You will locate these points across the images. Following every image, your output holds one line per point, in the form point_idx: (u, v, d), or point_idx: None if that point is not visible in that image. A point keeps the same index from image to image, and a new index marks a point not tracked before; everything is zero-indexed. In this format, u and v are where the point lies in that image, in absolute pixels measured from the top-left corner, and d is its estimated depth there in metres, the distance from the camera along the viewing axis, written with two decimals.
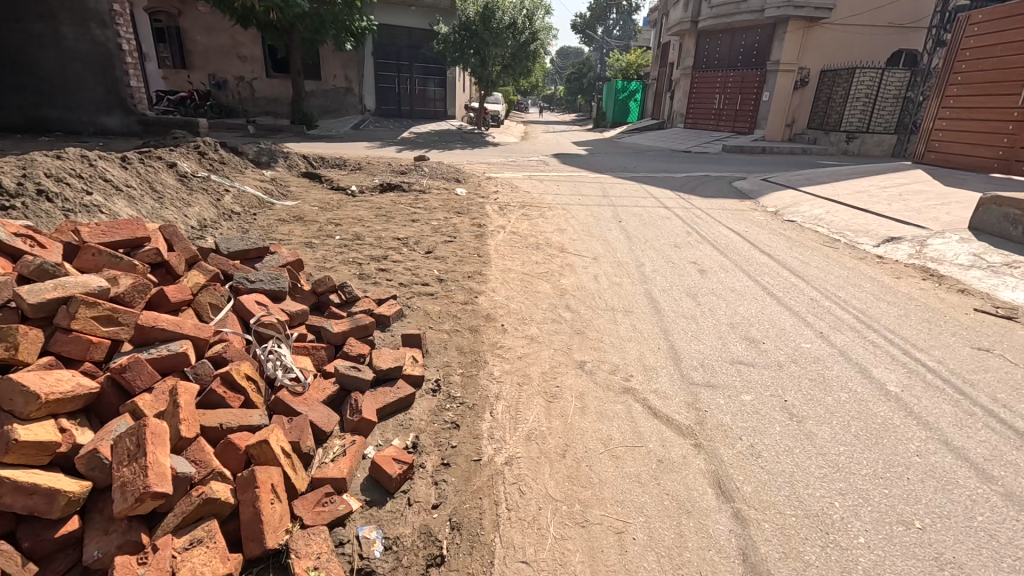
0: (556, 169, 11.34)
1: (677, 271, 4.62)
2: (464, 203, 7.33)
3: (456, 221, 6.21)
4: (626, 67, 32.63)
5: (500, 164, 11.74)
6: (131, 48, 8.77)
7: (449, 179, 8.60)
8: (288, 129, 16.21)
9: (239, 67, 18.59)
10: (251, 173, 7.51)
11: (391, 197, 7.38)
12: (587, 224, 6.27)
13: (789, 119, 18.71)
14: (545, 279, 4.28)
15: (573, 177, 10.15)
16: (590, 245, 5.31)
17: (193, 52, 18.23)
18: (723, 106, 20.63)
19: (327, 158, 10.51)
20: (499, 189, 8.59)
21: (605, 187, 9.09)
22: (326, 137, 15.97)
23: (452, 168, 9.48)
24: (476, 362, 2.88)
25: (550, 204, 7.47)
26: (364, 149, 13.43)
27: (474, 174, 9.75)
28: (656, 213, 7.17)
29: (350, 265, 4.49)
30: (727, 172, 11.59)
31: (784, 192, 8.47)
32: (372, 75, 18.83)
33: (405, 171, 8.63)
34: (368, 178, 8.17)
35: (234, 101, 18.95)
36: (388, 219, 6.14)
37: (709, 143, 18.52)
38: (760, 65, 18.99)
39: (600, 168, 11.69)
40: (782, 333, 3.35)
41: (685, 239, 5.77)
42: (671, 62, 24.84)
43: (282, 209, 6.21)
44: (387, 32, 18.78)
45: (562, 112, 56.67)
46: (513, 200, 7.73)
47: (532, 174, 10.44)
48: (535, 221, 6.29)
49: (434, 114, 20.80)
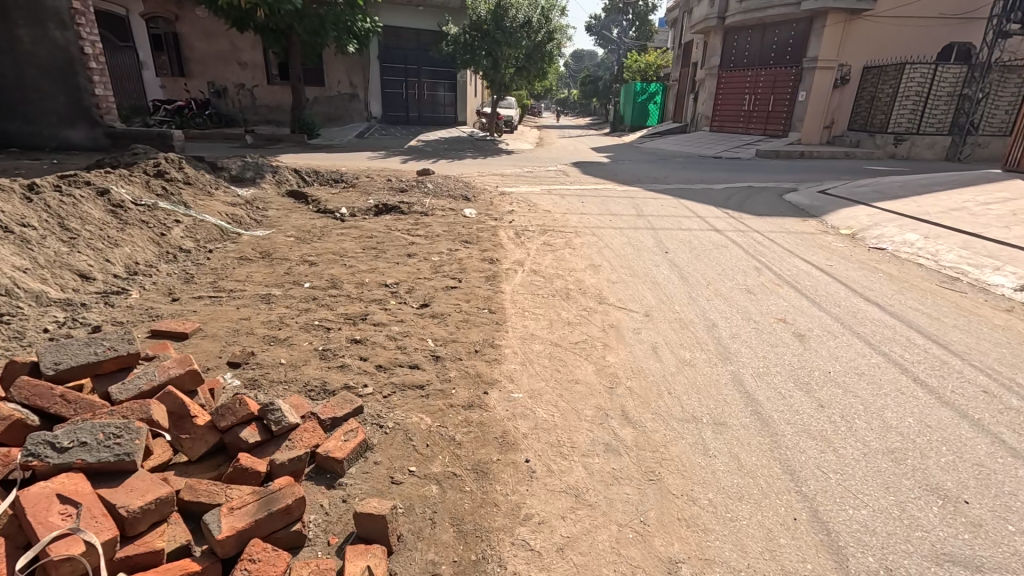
0: (578, 180, 10.08)
1: (764, 336, 3.34)
2: (474, 228, 6.11)
3: (463, 256, 4.99)
4: (645, 67, 31.16)
5: (515, 176, 10.51)
6: (96, 51, 7.70)
7: (457, 197, 7.40)
8: (288, 138, 15.23)
9: (240, 73, 17.69)
10: (224, 194, 6.39)
11: (386, 222, 6.20)
12: (625, 258, 5.01)
13: (828, 120, 17.19)
14: (584, 354, 3.04)
15: (599, 191, 8.90)
16: (636, 292, 4.05)
17: (191, 59, 17.39)
18: (753, 107, 19.18)
19: (321, 173, 9.39)
20: (514, 208, 7.36)
21: (637, 203, 7.83)
22: (328, 147, 14.94)
23: (460, 183, 8.27)
24: (484, 568, 1.63)
25: (577, 227, 6.22)
26: (366, 161, 12.34)
27: (486, 190, 8.54)
28: (706, 238, 5.88)
29: (315, 331, 3.28)
30: (772, 182, 10.21)
31: (853, 207, 7.10)
32: (378, 80, 17.79)
33: (406, 187, 7.46)
34: (362, 198, 7.01)
35: (235, 109, 18.06)
36: (378, 253, 4.93)
37: (740, 147, 17.09)
38: (794, 62, 17.54)
39: (626, 179, 10.42)
40: (983, 476, 2.06)
41: (757, 279, 4.47)
42: (694, 61, 23.48)
43: (250, 240, 5.07)
44: (393, 34, 17.75)
45: (577, 116, 55.46)
46: (532, 222, 6.50)
47: (551, 188, 9.18)
48: (561, 254, 5.04)
49: (444, 120, 19.67)
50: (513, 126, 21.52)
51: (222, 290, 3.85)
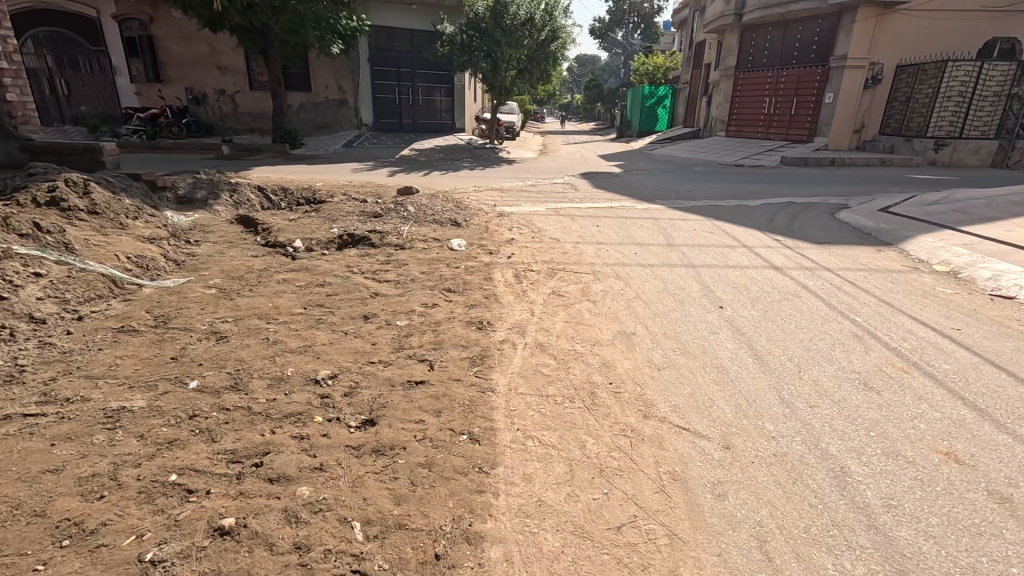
0: (590, 195, 8.69)
1: (944, 504, 1.92)
2: (461, 267, 4.76)
3: (440, 316, 3.61)
4: (653, 70, 29.80)
5: (517, 191, 9.12)
6: (8, 48, 6.15)
7: (444, 224, 6.05)
8: (269, 149, 13.96)
9: (220, 78, 16.46)
10: (146, 225, 5.07)
11: (350, 260, 4.84)
12: (666, 318, 3.61)
13: (858, 123, 15.74)
14: (635, 569, 1.64)
15: (616, 211, 7.52)
16: (696, 392, 2.64)
17: (168, 64, 16.20)
18: (774, 110, 17.78)
19: (289, 190, 8.04)
20: (514, 235, 5.98)
21: (663, 227, 6.45)
22: (312, 157, 13.64)
23: (450, 204, 6.91)
24: None
25: (595, 266, 4.82)
26: (349, 173, 10.95)
27: (481, 211, 7.19)
28: (765, 281, 4.49)
29: (163, 497, 1.90)
30: (814, 196, 8.79)
31: (938, 234, 5.68)
32: (369, 84, 16.50)
33: (383, 210, 6.09)
34: (326, 225, 5.66)
35: (215, 117, 16.80)
36: (322, 316, 3.55)
37: (762, 154, 15.69)
38: (820, 61, 16.15)
39: (643, 192, 9.06)
40: None
41: (867, 358, 3.05)
42: (706, 62, 22.12)
43: (150, 295, 3.72)
44: (385, 36, 16.52)
45: (581, 121, 54.05)
46: (537, 257, 5.12)
47: (560, 206, 7.80)
48: (576, 314, 3.66)
49: (440, 126, 18.36)
50: (514, 133, 20.19)
51: (52, 398, 2.46)
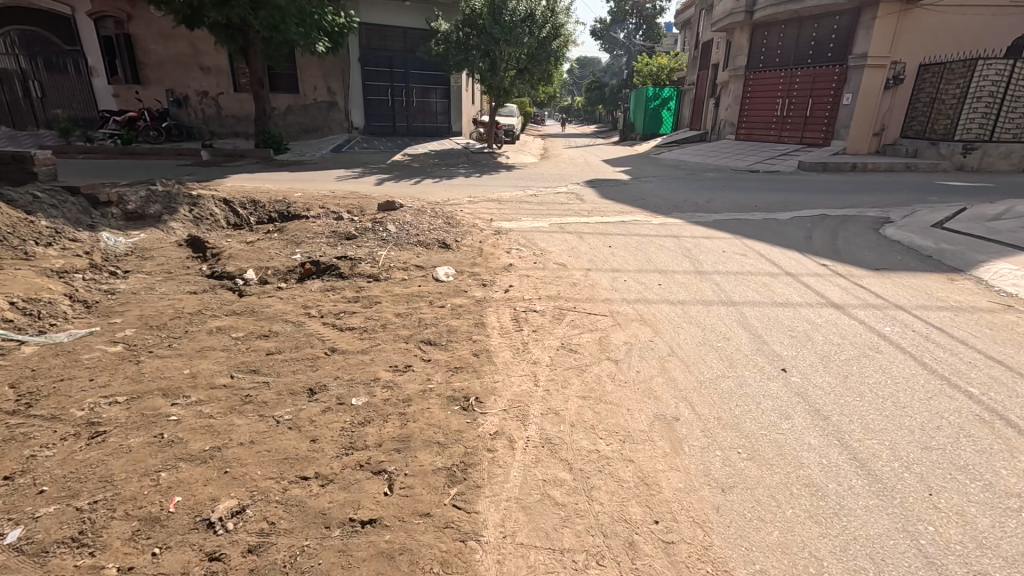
0: (597, 207, 7.80)
1: None
2: (446, 305, 3.85)
3: (412, 390, 2.68)
4: (657, 72, 28.91)
5: (516, 202, 8.22)
6: None
7: (430, 246, 5.14)
8: (251, 155, 13.07)
9: (202, 80, 15.58)
10: (61, 252, 4.16)
11: (309, 297, 3.94)
12: (716, 392, 2.69)
13: (878, 126, 14.85)
14: None
15: (628, 227, 6.61)
16: (791, 547, 1.72)
17: (147, 64, 15.32)
18: (787, 111, 16.91)
19: (258, 203, 7.13)
20: (512, 259, 5.07)
21: (686, 247, 5.55)
22: (296, 164, 12.75)
23: (439, 221, 6.03)
24: None
25: (613, 305, 3.90)
26: (332, 182, 10.03)
27: (474, 227, 6.30)
28: (828, 325, 3.56)
29: None
30: (848, 208, 7.89)
31: (1018, 258, 4.77)
32: (360, 85, 15.64)
33: (358, 229, 5.20)
34: (287, 249, 4.75)
35: (197, 120, 15.92)
36: (251, 391, 2.62)
37: (777, 158, 14.80)
38: (837, 60, 15.28)
39: (656, 203, 8.18)
40: None
41: (1018, 466, 2.13)
42: (714, 63, 21.27)
43: (28, 358, 2.81)
44: (377, 34, 15.65)
45: (581, 123, 53.25)
46: (540, 290, 4.19)
47: (564, 221, 6.90)
48: (595, 385, 2.74)
49: (436, 130, 17.48)
50: (513, 136, 19.33)
51: None
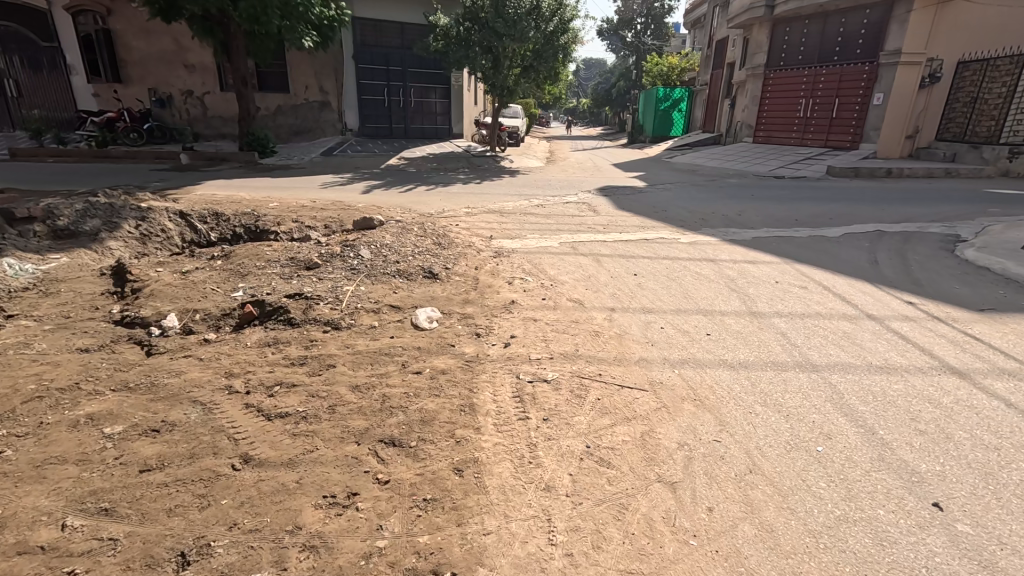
0: (612, 220, 6.79)
1: None
2: (426, 370, 2.83)
3: (347, 557, 1.64)
4: (668, 71, 27.82)
5: (520, 214, 7.20)
6: None
7: (413, 276, 4.13)
8: (234, 158, 12.11)
9: (186, 78, 14.66)
10: None
11: (240, 357, 2.92)
12: (849, 564, 1.63)
13: (911, 128, 13.76)
14: None
15: (654, 246, 5.58)
16: None
17: (129, 62, 14.41)
18: (811, 112, 15.83)
19: (221, 216, 6.21)
20: (514, 293, 4.05)
21: (729, 278, 4.53)
22: (282, 168, 11.78)
23: (427, 241, 5.02)
24: None
25: (653, 371, 2.86)
26: (316, 189, 9.03)
27: (469, 248, 5.29)
28: (963, 410, 2.50)
29: None
30: (904, 221, 6.82)
31: None
32: (354, 84, 14.80)
33: (324, 254, 4.18)
34: (229, 283, 3.73)
35: (182, 121, 14.99)
36: (79, 565, 1.58)
37: (802, 163, 13.73)
38: (867, 57, 14.20)
39: (679, 216, 7.17)
40: None
41: None
42: (730, 61, 20.21)
43: None
44: (373, 30, 14.69)
45: (588, 126, 52.19)
46: (552, 345, 3.15)
47: (577, 238, 5.89)
48: (647, 547, 1.69)
49: (436, 132, 16.49)
50: (517, 138, 18.35)
51: None
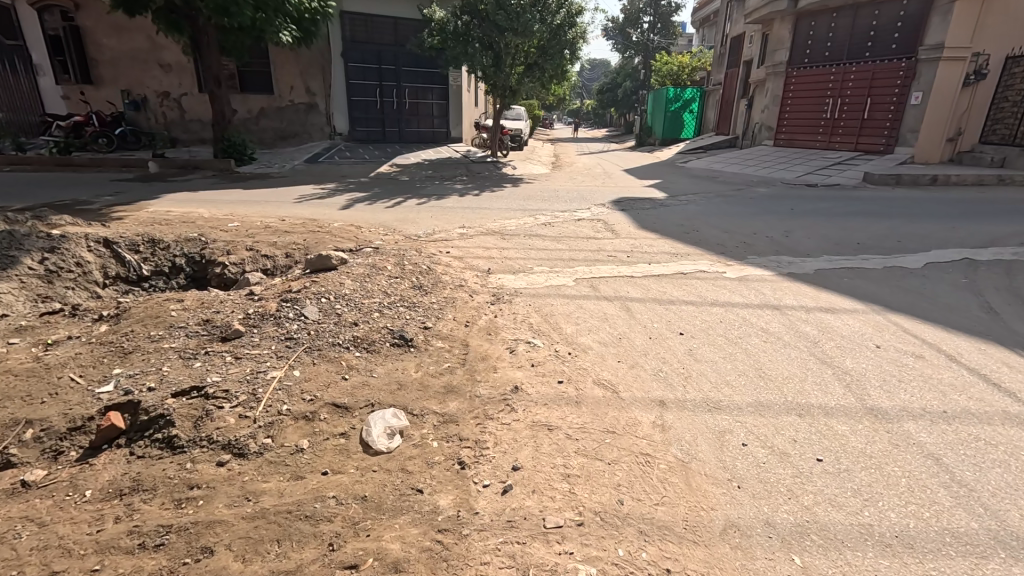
0: (636, 245, 5.63)
1: None
2: (368, 563, 1.65)
3: None
4: (678, 71, 26.59)
5: (524, 238, 6.04)
6: None
7: (377, 347, 2.95)
8: (208, 166, 10.98)
9: (162, 78, 13.56)
10: None
11: (56, 534, 1.73)
12: None
13: (953, 130, 12.52)
14: None
15: (696, 286, 4.40)
16: None
17: (100, 61, 13.32)
18: (839, 113, 14.61)
19: (157, 242, 5.21)
20: (518, 372, 2.87)
21: (810, 340, 3.35)
22: (260, 177, 10.64)
23: (404, 282, 3.86)
24: None
25: (759, 563, 1.66)
26: (290, 203, 7.88)
27: (460, 289, 4.14)
28: None
29: None
30: (993, 245, 5.61)
31: None
32: (343, 84, 13.71)
33: (251, 315, 2.99)
34: (99, 368, 2.54)
35: (158, 125, 13.89)
36: None
37: (832, 171, 12.54)
38: (904, 52, 12.98)
39: (714, 237, 6.00)
40: None
41: None
42: (746, 59, 19.01)
43: None
44: (363, 26, 13.56)
45: (593, 127, 50.99)
46: (581, 494, 1.96)
47: (598, 272, 4.71)
48: None
49: (433, 136, 15.38)
50: (520, 142, 17.20)
51: None
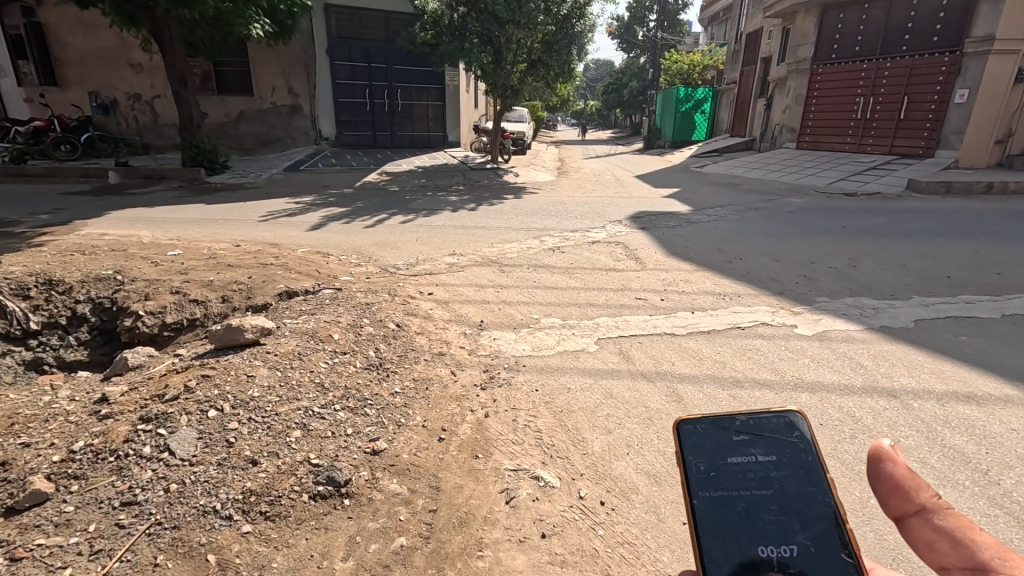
0: (670, 282, 4.49)
1: None
2: None
3: None
4: (688, 70, 25.38)
5: (526, 270, 4.86)
6: None
7: (284, 511, 1.76)
8: (176, 177, 9.87)
9: (132, 80, 12.49)
10: None
11: None
12: None
13: (1003, 132, 11.27)
14: None
15: (764, 354, 3.20)
16: None
17: (65, 61, 12.24)
18: (872, 113, 13.39)
19: (56, 283, 4.08)
20: (520, 559, 1.69)
21: (975, 469, 2.16)
22: (231, 188, 9.51)
23: (355, 362, 2.69)
24: None
25: None
26: (254, 221, 6.75)
27: (438, 364, 2.96)
28: None
29: None
30: None
31: None
32: (330, 85, 12.58)
33: (76, 456, 1.84)
34: None
35: (129, 130, 12.82)
36: None
37: (868, 178, 11.33)
38: (947, 46, 11.76)
39: (765, 269, 4.86)
40: None
41: None
42: (764, 56, 17.81)
43: None
44: (351, 21, 12.44)
45: (598, 129, 49.94)
46: None
47: (627, 329, 3.55)
48: None
49: (429, 140, 14.26)
50: (522, 146, 16.07)
51: None
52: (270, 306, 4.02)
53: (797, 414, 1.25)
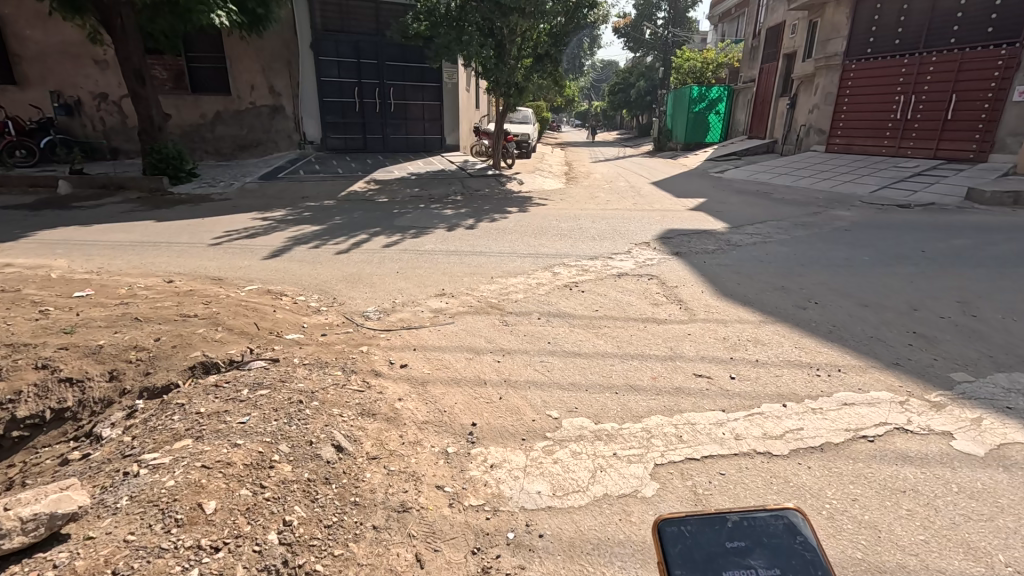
0: (735, 347, 3.27)
1: None
2: None
3: None
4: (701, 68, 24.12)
5: (536, 323, 3.64)
6: None
7: None
8: (135, 187, 8.70)
9: (97, 78, 11.34)
10: None
11: None
12: None
13: None
14: None
15: (932, 505, 1.95)
16: None
17: (23, 57, 11.08)
18: (914, 112, 12.11)
19: None
20: None
21: None
22: (195, 199, 8.32)
23: (234, 573, 1.48)
24: None
25: None
26: (203, 245, 5.55)
27: (397, 540, 1.74)
28: None
29: None
30: None
31: None
32: (315, 83, 11.38)
33: None
34: None
35: (94, 133, 11.68)
36: None
37: (918, 187, 10.05)
38: (1002, 37, 10.52)
39: (857, 322, 3.65)
40: None
41: None
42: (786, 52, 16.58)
43: None
44: (339, 12, 11.28)
45: (603, 130, 48.57)
46: None
47: (698, 445, 2.31)
48: None
49: (426, 144, 13.07)
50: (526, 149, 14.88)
51: None
52: (171, 391, 2.79)
53: (792, 515, 1.05)
